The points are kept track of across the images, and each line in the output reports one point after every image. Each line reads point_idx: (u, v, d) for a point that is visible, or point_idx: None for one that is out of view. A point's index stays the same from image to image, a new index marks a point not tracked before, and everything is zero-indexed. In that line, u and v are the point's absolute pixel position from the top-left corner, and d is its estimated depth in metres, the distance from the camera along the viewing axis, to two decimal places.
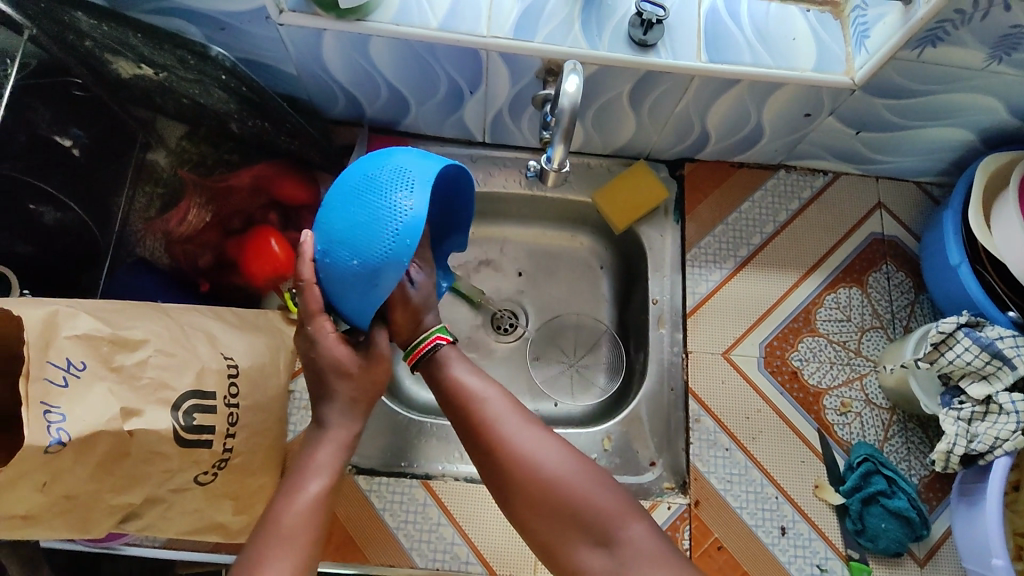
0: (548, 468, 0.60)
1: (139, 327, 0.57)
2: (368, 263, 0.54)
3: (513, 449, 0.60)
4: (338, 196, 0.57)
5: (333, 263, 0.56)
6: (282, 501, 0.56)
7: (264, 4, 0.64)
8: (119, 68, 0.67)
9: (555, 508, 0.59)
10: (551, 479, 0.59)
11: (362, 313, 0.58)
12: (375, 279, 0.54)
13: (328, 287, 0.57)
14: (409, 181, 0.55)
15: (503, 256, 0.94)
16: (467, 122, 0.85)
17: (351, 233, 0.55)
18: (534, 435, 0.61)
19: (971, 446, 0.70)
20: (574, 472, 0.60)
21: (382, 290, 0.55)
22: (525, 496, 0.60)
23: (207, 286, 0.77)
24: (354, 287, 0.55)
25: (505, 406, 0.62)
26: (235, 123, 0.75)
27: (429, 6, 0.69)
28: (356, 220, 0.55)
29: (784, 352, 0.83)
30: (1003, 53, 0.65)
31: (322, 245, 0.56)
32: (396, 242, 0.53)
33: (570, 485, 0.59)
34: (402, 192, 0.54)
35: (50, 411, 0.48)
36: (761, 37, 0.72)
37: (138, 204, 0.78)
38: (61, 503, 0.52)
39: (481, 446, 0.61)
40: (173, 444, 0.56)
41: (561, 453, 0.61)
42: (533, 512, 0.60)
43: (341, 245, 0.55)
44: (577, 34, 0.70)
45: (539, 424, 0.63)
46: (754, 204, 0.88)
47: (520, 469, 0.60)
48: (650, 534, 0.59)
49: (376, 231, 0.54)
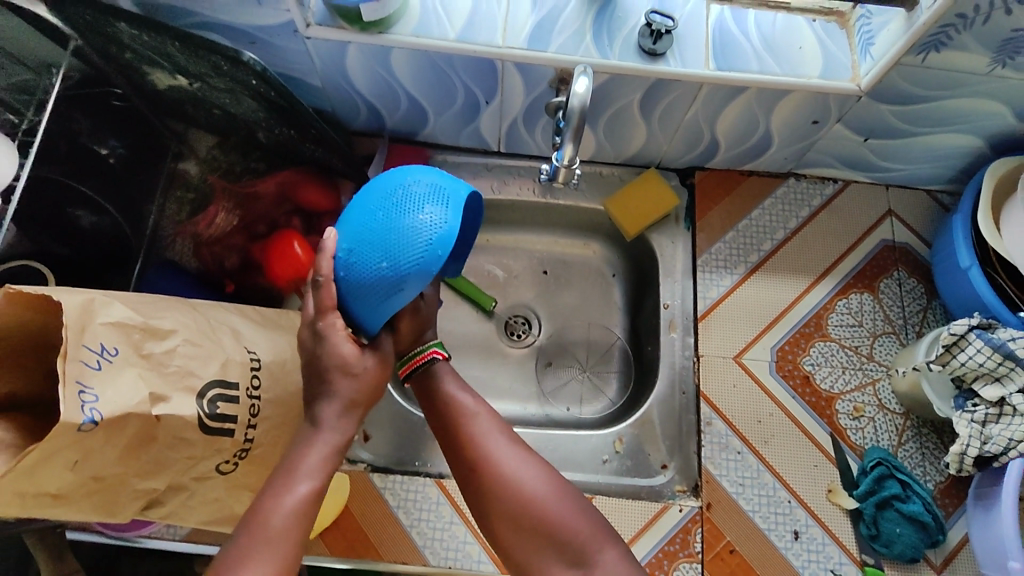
0: (529, 489, 0.63)
1: (168, 319, 0.59)
2: (398, 267, 0.57)
3: (496, 467, 0.64)
4: (371, 202, 0.60)
5: (358, 263, 0.58)
6: (269, 500, 0.54)
7: (293, 17, 0.68)
8: (155, 79, 0.70)
9: (534, 527, 0.63)
10: (531, 499, 0.63)
11: (374, 315, 0.59)
12: (401, 284, 0.57)
13: (345, 286, 0.59)
14: (445, 198, 0.59)
15: (518, 264, 0.97)
16: (482, 132, 0.88)
17: (383, 237, 0.57)
18: (518, 456, 0.64)
19: (984, 448, 0.71)
20: (554, 495, 0.63)
21: (404, 296, 0.58)
22: (506, 514, 0.63)
23: (232, 286, 0.81)
24: (375, 288, 0.58)
25: (492, 426, 0.66)
26: (263, 132, 0.79)
27: (447, 18, 0.72)
28: (390, 225, 0.58)
29: (796, 357, 0.83)
30: (1007, 58, 0.66)
31: (350, 245, 0.59)
32: (429, 252, 0.57)
33: (549, 506, 0.63)
34: (439, 207, 0.58)
35: (85, 391, 0.51)
36: (768, 45, 0.74)
37: (170, 210, 0.81)
38: (90, 483, 0.55)
39: (467, 462, 0.65)
40: (197, 431, 0.58)
41: (543, 476, 0.64)
42: (511, 529, 0.63)
43: (371, 247, 0.58)
44: (588, 44, 0.73)
45: (524, 444, 0.66)
46: (765, 212, 0.90)
47: (502, 487, 0.63)
48: (622, 560, 0.62)
49: (411, 238, 0.57)
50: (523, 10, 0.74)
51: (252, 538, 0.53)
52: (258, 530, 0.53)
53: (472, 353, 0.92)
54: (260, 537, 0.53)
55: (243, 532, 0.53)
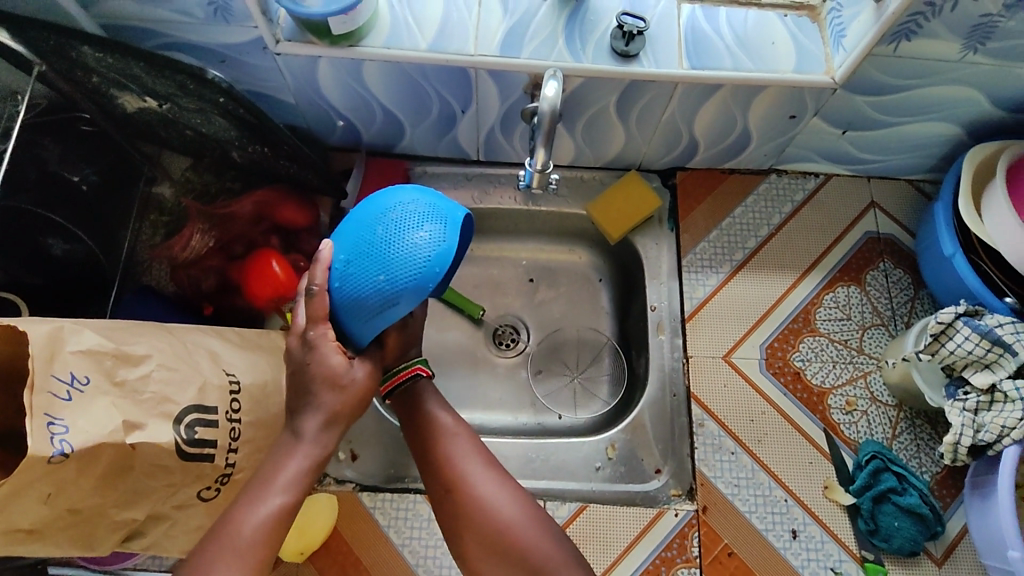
0: (502, 513, 0.64)
1: (142, 344, 0.58)
2: (394, 282, 0.57)
3: (471, 490, 0.65)
4: (370, 215, 0.60)
5: (353, 276, 0.58)
6: (243, 508, 0.55)
7: (261, 34, 0.67)
8: (124, 102, 0.69)
9: (504, 552, 0.63)
10: (503, 524, 0.64)
11: (366, 328, 0.59)
12: (396, 299, 0.57)
13: (338, 296, 0.59)
14: (444, 217, 0.59)
15: (504, 273, 0.96)
16: (461, 142, 0.87)
17: (380, 251, 0.58)
18: (493, 480, 0.66)
19: (978, 437, 0.70)
20: (527, 520, 0.64)
21: (397, 311, 0.58)
22: (478, 535, 0.64)
23: (210, 309, 0.80)
24: (370, 301, 0.58)
25: (471, 449, 0.67)
26: (237, 150, 0.77)
27: (418, 28, 0.72)
28: (387, 240, 0.58)
29: (785, 353, 0.83)
30: (978, 43, 0.66)
31: (348, 257, 0.59)
32: (427, 269, 0.57)
33: (521, 531, 0.64)
34: (439, 224, 0.58)
35: (54, 422, 0.50)
36: (740, 42, 0.74)
37: (144, 233, 0.81)
38: (65, 517, 0.54)
39: (443, 482, 0.66)
40: (176, 457, 0.57)
41: (516, 501, 0.65)
42: (482, 552, 0.64)
43: (368, 260, 0.58)
44: (561, 48, 0.73)
45: (501, 469, 0.67)
46: (748, 209, 0.90)
47: (475, 509, 0.64)
48: None
49: (408, 254, 0.57)
50: (494, 16, 0.74)
51: (221, 546, 0.53)
52: (228, 539, 0.53)
53: (460, 365, 0.91)
54: (234, 558, 0.53)
55: (216, 536, 0.53)
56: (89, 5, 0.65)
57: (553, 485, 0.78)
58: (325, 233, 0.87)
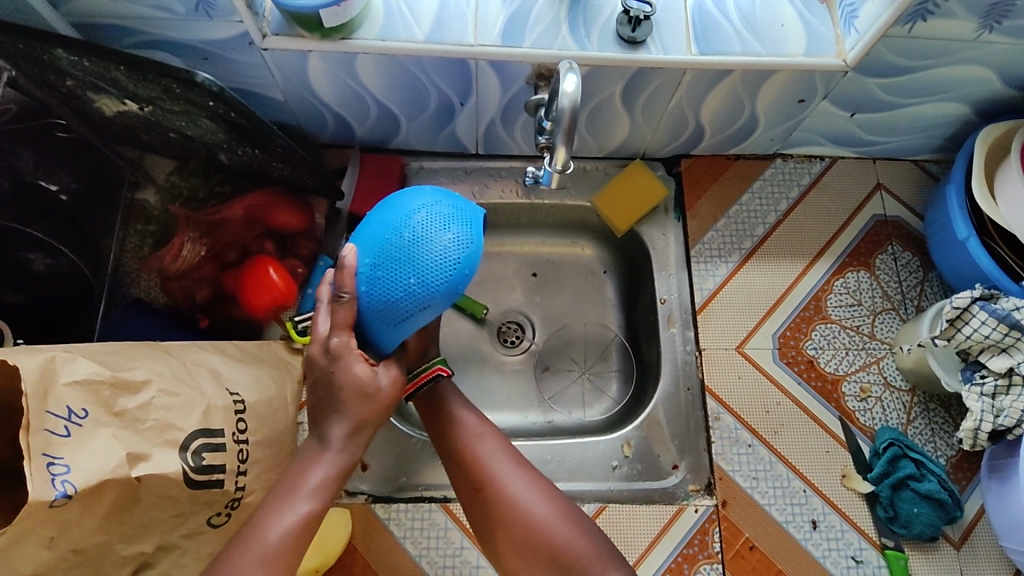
0: (532, 511, 0.62)
1: (140, 368, 0.55)
2: (426, 285, 0.54)
3: (501, 490, 0.63)
4: (392, 217, 0.56)
5: (382, 280, 0.55)
6: (258, 535, 0.53)
7: (247, 29, 0.63)
8: (102, 106, 0.65)
9: (536, 549, 0.62)
10: (533, 521, 0.62)
11: (394, 333, 0.57)
12: (427, 302, 0.55)
13: (366, 302, 0.56)
14: (466, 218, 0.57)
15: (506, 268, 0.93)
16: (460, 136, 0.84)
17: (408, 253, 0.55)
18: (522, 478, 0.64)
19: (998, 422, 0.70)
20: (558, 518, 0.63)
21: (427, 315, 0.56)
22: (510, 535, 0.63)
23: (206, 321, 0.77)
24: (401, 306, 0.55)
25: (498, 447, 0.66)
26: (225, 153, 0.74)
27: (414, 19, 0.68)
28: (416, 243, 0.55)
29: (798, 342, 0.81)
30: (994, 22, 0.64)
31: (373, 260, 0.55)
32: (458, 272, 0.55)
33: (552, 529, 0.62)
34: (465, 226, 0.56)
35: (54, 463, 0.47)
36: (750, 25, 0.71)
37: (130, 244, 0.77)
38: (70, 557, 0.50)
39: (472, 482, 0.65)
40: (183, 486, 0.54)
41: (544, 497, 0.63)
42: (512, 549, 0.63)
43: (397, 263, 0.55)
44: (565, 35, 0.69)
45: (530, 466, 0.65)
46: (754, 195, 0.88)
47: (506, 509, 0.63)
48: None
49: (439, 256, 0.54)
50: (493, 5, 0.70)
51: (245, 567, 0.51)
52: (259, 559, 0.52)
53: (466, 365, 0.89)
54: None
55: (238, 552, 0.52)
56: (59, 3, 0.60)
57: (571, 486, 0.77)
58: (321, 236, 0.84)
